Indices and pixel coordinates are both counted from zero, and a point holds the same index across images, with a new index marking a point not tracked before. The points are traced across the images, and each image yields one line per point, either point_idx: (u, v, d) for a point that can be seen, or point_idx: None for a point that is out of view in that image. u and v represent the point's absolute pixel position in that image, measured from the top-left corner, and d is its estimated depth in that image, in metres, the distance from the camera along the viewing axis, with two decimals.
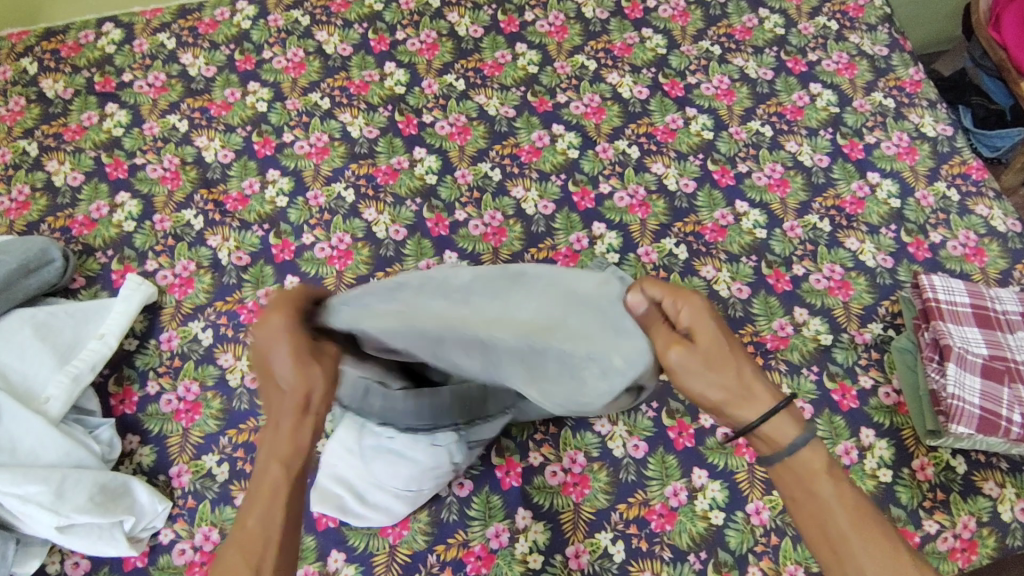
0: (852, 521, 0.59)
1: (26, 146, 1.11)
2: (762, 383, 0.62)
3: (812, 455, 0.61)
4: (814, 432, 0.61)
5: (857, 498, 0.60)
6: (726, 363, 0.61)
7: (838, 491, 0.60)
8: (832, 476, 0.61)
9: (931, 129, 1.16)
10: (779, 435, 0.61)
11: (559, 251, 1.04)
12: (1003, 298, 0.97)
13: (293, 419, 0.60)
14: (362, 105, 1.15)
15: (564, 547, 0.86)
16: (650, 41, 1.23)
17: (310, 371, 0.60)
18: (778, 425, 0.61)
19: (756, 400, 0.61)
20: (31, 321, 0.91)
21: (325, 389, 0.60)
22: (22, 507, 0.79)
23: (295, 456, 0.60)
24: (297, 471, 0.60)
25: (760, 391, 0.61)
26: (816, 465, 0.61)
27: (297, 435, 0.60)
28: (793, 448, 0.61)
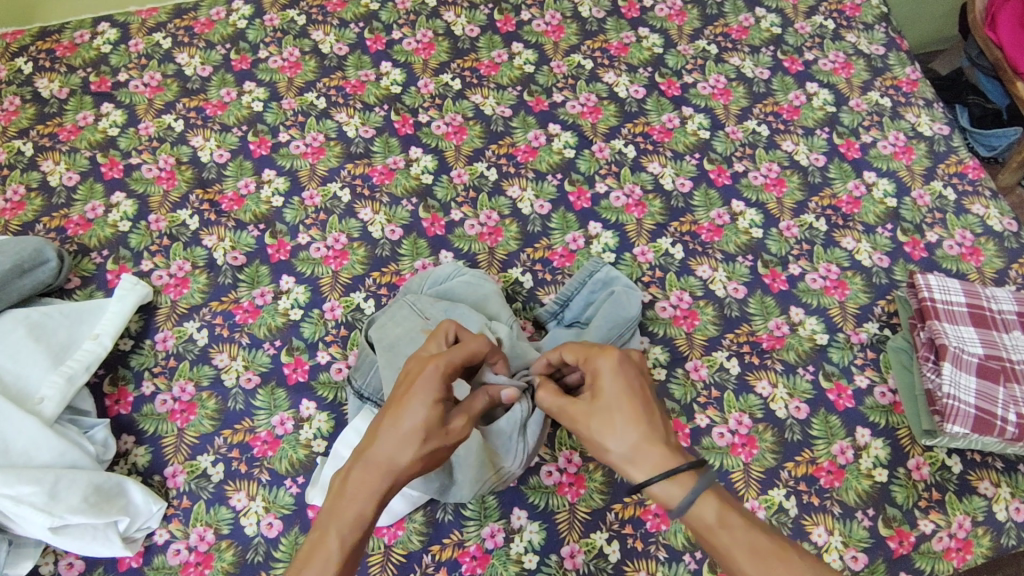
0: (755, 562, 0.59)
1: (21, 146, 1.10)
2: (659, 440, 0.65)
3: (702, 505, 0.62)
4: (700, 483, 0.62)
5: (758, 537, 0.60)
6: (618, 417, 0.65)
7: (736, 537, 0.60)
8: (723, 525, 0.61)
9: (928, 129, 1.16)
10: (667, 493, 0.62)
11: (555, 251, 1.04)
12: (999, 297, 0.97)
13: (386, 477, 0.61)
14: (358, 105, 1.15)
15: (559, 548, 0.85)
16: (646, 41, 1.23)
17: (399, 432, 0.62)
18: (668, 488, 0.62)
19: (649, 455, 0.64)
20: (26, 321, 0.91)
21: (403, 453, 0.62)
22: (14, 508, 0.78)
23: (356, 523, 0.60)
24: (351, 536, 0.60)
25: (654, 448, 0.64)
26: (709, 519, 0.61)
27: (366, 497, 0.61)
28: (683, 503, 0.62)
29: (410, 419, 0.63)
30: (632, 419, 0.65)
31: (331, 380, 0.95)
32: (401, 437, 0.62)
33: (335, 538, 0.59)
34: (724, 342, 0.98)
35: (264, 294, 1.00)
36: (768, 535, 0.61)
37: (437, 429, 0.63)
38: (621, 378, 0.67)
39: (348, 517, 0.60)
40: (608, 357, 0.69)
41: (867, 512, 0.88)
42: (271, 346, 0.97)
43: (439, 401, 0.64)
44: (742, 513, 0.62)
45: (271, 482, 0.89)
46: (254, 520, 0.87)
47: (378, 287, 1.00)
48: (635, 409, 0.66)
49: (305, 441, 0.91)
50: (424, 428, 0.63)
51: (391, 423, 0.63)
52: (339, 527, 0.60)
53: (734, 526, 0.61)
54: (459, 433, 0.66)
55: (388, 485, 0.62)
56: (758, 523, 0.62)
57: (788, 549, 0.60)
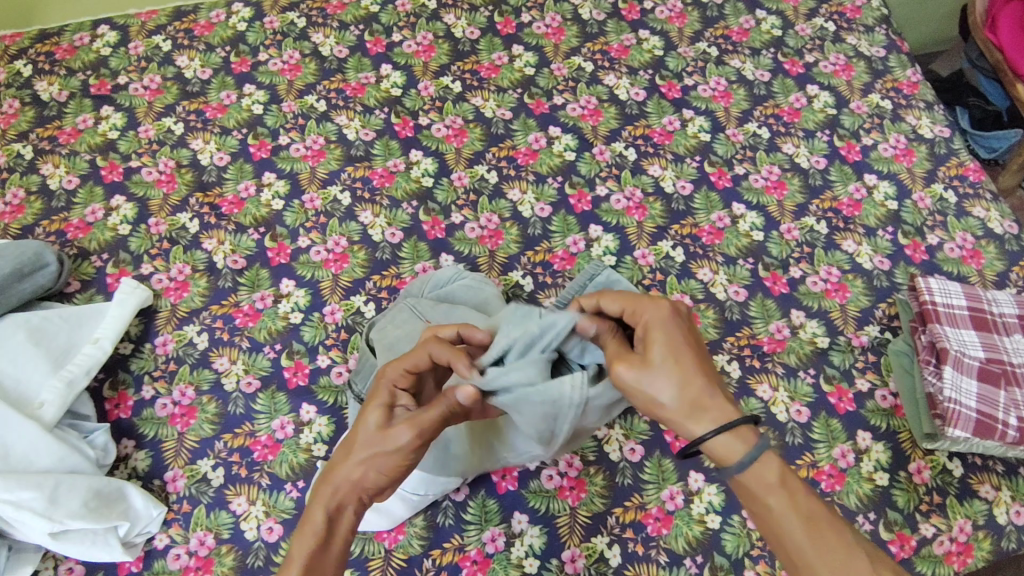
0: (807, 526, 0.59)
1: (21, 149, 1.10)
2: (717, 394, 0.63)
3: (765, 464, 0.61)
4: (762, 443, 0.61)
5: (811, 503, 0.60)
6: (677, 373, 0.63)
7: (791, 499, 0.60)
8: (784, 486, 0.60)
9: (929, 131, 1.16)
10: (726, 445, 0.61)
11: (555, 254, 1.04)
12: (1000, 300, 0.97)
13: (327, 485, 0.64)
14: (358, 107, 1.15)
15: (560, 552, 0.85)
16: (647, 43, 1.23)
17: (346, 446, 0.65)
18: (728, 442, 0.61)
19: (708, 409, 0.62)
20: (26, 326, 0.90)
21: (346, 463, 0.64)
22: (15, 513, 0.78)
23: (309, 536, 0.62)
24: (309, 546, 0.62)
25: (715, 401, 0.63)
26: (767, 478, 0.60)
27: (316, 510, 0.63)
28: (742, 460, 0.61)
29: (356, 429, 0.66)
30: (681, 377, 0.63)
31: (332, 385, 0.95)
32: (346, 448, 0.65)
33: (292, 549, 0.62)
34: (725, 345, 0.97)
35: (264, 297, 1.00)
36: (818, 503, 0.60)
37: (374, 436, 0.64)
38: (676, 331, 0.64)
39: (305, 532, 0.62)
40: (660, 309, 0.66)
41: (868, 516, 0.88)
42: (271, 350, 0.97)
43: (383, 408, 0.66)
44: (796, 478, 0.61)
45: (271, 486, 0.89)
46: (254, 525, 0.87)
47: (378, 291, 1.00)
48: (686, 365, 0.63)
49: (306, 445, 0.91)
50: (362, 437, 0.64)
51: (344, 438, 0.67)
52: (298, 541, 0.62)
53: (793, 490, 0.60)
54: (400, 438, 0.63)
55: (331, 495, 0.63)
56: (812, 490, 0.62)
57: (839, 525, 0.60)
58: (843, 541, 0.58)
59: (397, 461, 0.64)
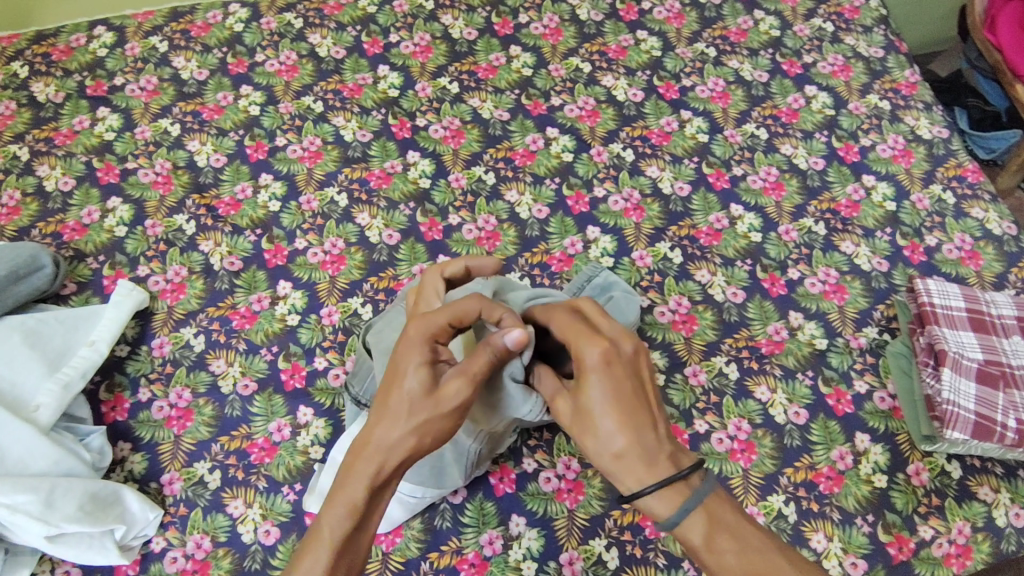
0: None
1: (17, 151, 1.10)
2: (644, 453, 0.61)
3: (690, 526, 0.61)
4: (691, 502, 0.61)
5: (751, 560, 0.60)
6: (598, 422, 0.62)
7: (724, 560, 0.60)
8: (711, 547, 0.60)
9: (927, 132, 1.16)
10: (654, 508, 0.61)
11: (553, 255, 1.03)
12: (999, 302, 0.97)
13: (375, 463, 0.60)
14: (355, 109, 1.15)
15: (558, 554, 0.85)
16: (645, 43, 1.22)
17: (388, 418, 0.61)
18: (656, 504, 0.61)
19: (633, 468, 0.61)
20: (21, 329, 0.90)
21: (391, 432, 0.60)
22: (11, 517, 0.78)
23: (348, 509, 0.60)
24: (345, 524, 0.60)
25: (636, 460, 0.61)
26: (695, 541, 0.61)
27: (355, 484, 0.60)
28: (671, 523, 0.61)
29: (394, 396, 0.62)
30: (607, 426, 0.62)
31: (329, 387, 0.94)
32: (388, 420, 0.61)
33: (325, 526, 0.60)
34: (723, 346, 0.97)
35: (260, 299, 1.00)
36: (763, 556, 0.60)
37: (422, 399, 0.61)
38: (603, 382, 0.62)
39: (342, 503, 0.60)
40: (592, 355, 0.63)
41: (866, 518, 0.88)
42: (268, 352, 0.96)
43: (426, 367, 0.62)
44: (732, 534, 0.60)
45: (268, 488, 0.88)
46: (251, 528, 0.86)
47: (375, 293, 1.00)
48: (618, 412, 0.61)
49: (303, 448, 0.91)
50: (407, 404, 0.61)
51: (380, 411, 0.62)
52: (331, 515, 0.60)
53: (723, 548, 0.60)
54: (459, 394, 0.62)
55: (375, 473, 0.60)
56: (755, 542, 0.60)
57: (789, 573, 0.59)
58: None
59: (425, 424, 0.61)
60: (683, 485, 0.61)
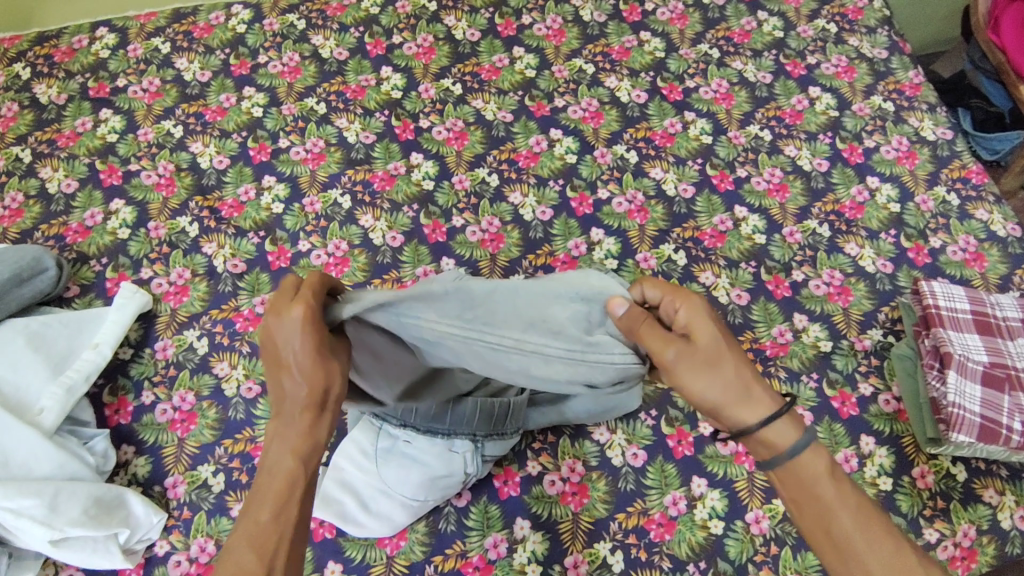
0: (855, 518, 0.59)
1: (19, 153, 1.10)
2: (762, 384, 0.63)
3: (813, 457, 0.61)
4: (813, 432, 0.62)
5: (858, 496, 0.61)
6: (724, 363, 0.61)
7: (842, 491, 0.60)
8: (833, 476, 0.61)
9: (931, 133, 1.15)
10: (778, 434, 0.61)
11: (557, 257, 1.03)
12: (1003, 304, 0.97)
13: (306, 420, 0.60)
14: (358, 110, 1.14)
15: (563, 558, 0.85)
16: (648, 44, 1.22)
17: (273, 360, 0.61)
18: (779, 429, 0.61)
19: (755, 401, 0.62)
20: (24, 332, 0.90)
21: (295, 367, 0.60)
22: (15, 521, 0.78)
23: (285, 473, 0.59)
24: (283, 498, 0.59)
25: (759, 391, 0.62)
26: (818, 467, 0.61)
27: (281, 449, 0.60)
28: (794, 449, 0.61)
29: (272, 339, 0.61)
30: (734, 363, 0.62)
31: None
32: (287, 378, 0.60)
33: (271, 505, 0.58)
34: None
35: (264, 302, 0.99)
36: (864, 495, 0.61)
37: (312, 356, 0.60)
38: (719, 323, 0.63)
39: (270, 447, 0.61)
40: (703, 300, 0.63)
41: None
42: None
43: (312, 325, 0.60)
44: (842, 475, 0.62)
45: None
46: None
47: None
48: (735, 350, 0.62)
49: None
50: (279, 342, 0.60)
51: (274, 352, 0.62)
52: (267, 486, 0.59)
53: (841, 481, 0.61)
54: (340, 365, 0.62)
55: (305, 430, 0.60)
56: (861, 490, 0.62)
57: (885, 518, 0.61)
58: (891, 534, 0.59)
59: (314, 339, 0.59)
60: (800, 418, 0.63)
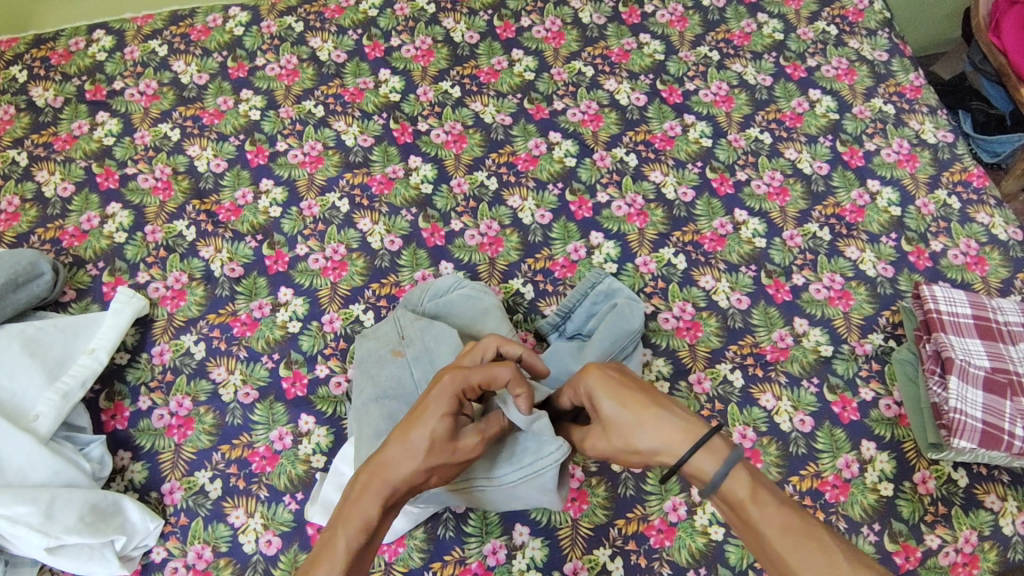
0: (783, 539, 0.58)
1: (16, 156, 1.09)
2: (674, 420, 0.65)
3: (734, 481, 0.62)
4: (733, 455, 0.62)
5: (787, 517, 0.59)
6: (627, 419, 0.66)
7: (767, 513, 0.60)
8: (756, 499, 0.60)
9: (932, 136, 1.15)
10: (698, 468, 0.63)
11: (557, 261, 1.03)
12: (1005, 308, 0.96)
13: (390, 492, 0.63)
14: (356, 113, 1.14)
15: (562, 564, 0.84)
16: (648, 47, 1.22)
17: (408, 448, 0.64)
18: (697, 464, 0.63)
19: (673, 440, 0.64)
20: (20, 337, 0.90)
21: (415, 438, 0.64)
22: (10, 528, 0.78)
23: (361, 528, 0.61)
24: (352, 547, 0.60)
25: (668, 430, 0.65)
26: (740, 494, 0.61)
27: (369, 501, 0.62)
28: (714, 478, 0.62)
29: (417, 428, 0.65)
30: (634, 418, 0.66)
31: (330, 395, 0.93)
32: (402, 439, 0.65)
33: (342, 542, 0.60)
34: (728, 353, 0.97)
35: (262, 306, 0.99)
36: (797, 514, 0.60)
37: (443, 442, 0.65)
38: (607, 385, 0.69)
39: (354, 523, 0.61)
40: (591, 372, 0.70)
41: (872, 527, 0.87)
42: (270, 359, 0.95)
43: (448, 418, 0.66)
44: (777, 500, 0.61)
45: (269, 498, 0.88)
46: (252, 538, 0.85)
47: (377, 299, 0.99)
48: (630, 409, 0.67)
49: (304, 457, 0.90)
50: (428, 441, 0.64)
51: (398, 432, 0.66)
52: (346, 531, 0.60)
53: (766, 503, 0.60)
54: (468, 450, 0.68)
55: (387, 497, 0.63)
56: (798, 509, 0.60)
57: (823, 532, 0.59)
58: (824, 550, 0.57)
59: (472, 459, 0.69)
60: (719, 446, 0.63)
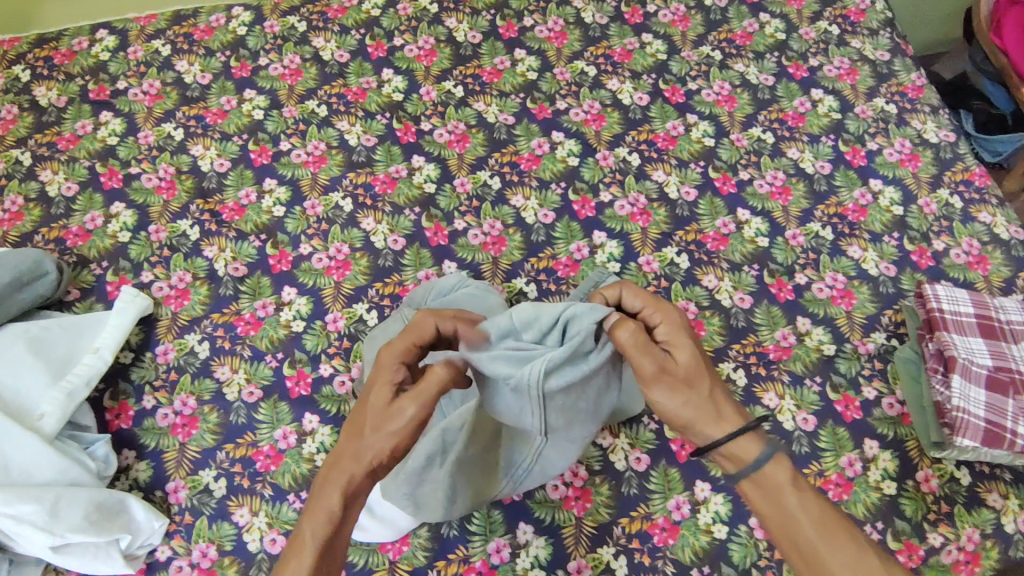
0: (819, 532, 0.62)
1: (19, 156, 1.09)
2: (730, 402, 0.68)
3: (776, 469, 0.65)
4: (778, 445, 0.66)
5: (824, 509, 0.63)
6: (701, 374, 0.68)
7: (805, 503, 0.63)
8: (796, 488, 0.64)
9: (934, 135, 1.15)
10: (745, 448, 0.65)
11: (560, 260, 1.03)
12: (1007, 307, 0.97)
13: (347, 475, 0.65)
14: (360, 113, 1.14)
15: (566, 562, 0.85)
16: (650, 46, 1.22)
17: (355, 432, 0.67)
18: (745, 443, 0.66)
19: (726, 414, 0.67)
20: (25, 337, 0.90)
21: (357, 420, 0.67)
22: (15, 527, 0.78)
23: (327, 514, 0.64)
24: (322, 529, 0.63)
25: (726, 407, 0.68)
26: (782, 480, 0.64)
27: (329, 490, 0.64)
28: (758, 460, 0.65)
29: (362, 412, 0.67)
30: (706, 376, 0.68)
31: (334, 394, 0.94)
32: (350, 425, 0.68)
33: (308, 532, 0.63)
34: (730, 352, 0.97)
35: (265, 305, 0.99)
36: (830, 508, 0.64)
37: (382, 415, 0.66)
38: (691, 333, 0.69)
39: (318, 510, 0.64)
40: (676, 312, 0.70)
41: (875, 526, 0.87)
42: (274, 358, 0.96)
43: (386, 393, 0.67)
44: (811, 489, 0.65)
45: (274, 496, 0.88)
46: (257, 536, 0.86)
47: (381, 298, 0.99)
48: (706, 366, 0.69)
49: (308, 455, 0.90)
50: (370, 419, 0.66)
51: (349, 420, 0.68)
52: (311, 520, 0.64)
53: (805, 494, 0.64)
54: (413, 416, 0.66)
55: (346, 481, 0.65)
56: (828, 502, 0.65)
57: (851, 527, 0.64)
58: (855, 542, 0.62)
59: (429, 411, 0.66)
60: (765, 435, 0.67)
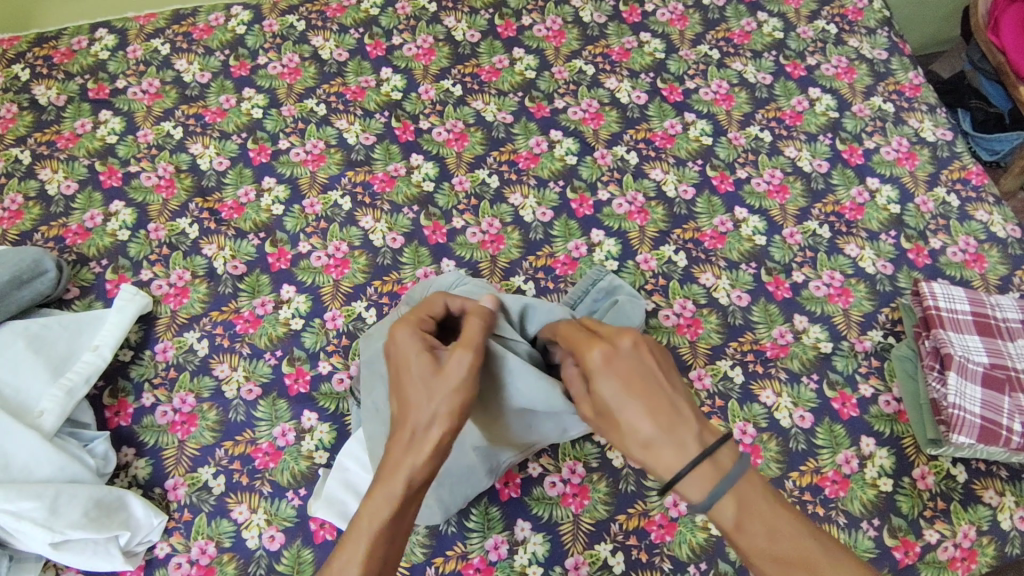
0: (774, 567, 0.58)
1: (19, 154, 1.10)
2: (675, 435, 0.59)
3: (721, 509, 0.58)
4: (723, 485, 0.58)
5: (800, 541, 0.58)
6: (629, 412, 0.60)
7: (753, 542, 0.58)
8: (741, 529, 0.58)
9: (931, 134, 1.15)
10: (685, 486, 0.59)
11: (557, 258, 1.03)
12: (1003, 305, 0.97)
13: (406, 449, 0.62)
14: (359, 112, 1.14)
15: (563, 559, 0.85)
16: (648, 45, 1.22)
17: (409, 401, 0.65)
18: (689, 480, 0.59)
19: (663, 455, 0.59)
20: (25, 334, 0.90)
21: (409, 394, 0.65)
22: (15, 524, 0.78)
23: (386, 499, 0.61)
24: (385, 514, 0.60)
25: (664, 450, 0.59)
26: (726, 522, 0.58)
27: (388, 473, 0.61)
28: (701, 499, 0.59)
29: (410, 386, 0.66)
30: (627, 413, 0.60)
31: (333, 391, 0.94)
32: (404, 403, 0.65)
33: (365, 520, 0.60)
34: (727, 350, 0.97)
35: (264, 303, 0.99)
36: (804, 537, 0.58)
37: (433, 380, 0.65)
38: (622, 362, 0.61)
39: (379, 493, 0.61)
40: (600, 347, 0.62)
41: (872, 522, 0.88)
42: (272, 356, 0.96)
43: (424, 355, 0.67)
44: (784, 513, 0.59)
45: (273, 494, 0.88)
46: (256, 533, 0.86)
47: (379, 296, 1.00)
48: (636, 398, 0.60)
49: (308, 452, 0.90)
50: (424, 390, 0.65)
51: (397, 397, 0.66)
52: (368, 504, 0.61)
53: (751, 531, 0.58)
54: (460, 370, 0.65)
55: (405, 460, 0.62)
56: (792, 529, 0.58)
57: (816, 554, 0.58)
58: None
59: (480, 355, 0.67)
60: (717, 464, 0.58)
